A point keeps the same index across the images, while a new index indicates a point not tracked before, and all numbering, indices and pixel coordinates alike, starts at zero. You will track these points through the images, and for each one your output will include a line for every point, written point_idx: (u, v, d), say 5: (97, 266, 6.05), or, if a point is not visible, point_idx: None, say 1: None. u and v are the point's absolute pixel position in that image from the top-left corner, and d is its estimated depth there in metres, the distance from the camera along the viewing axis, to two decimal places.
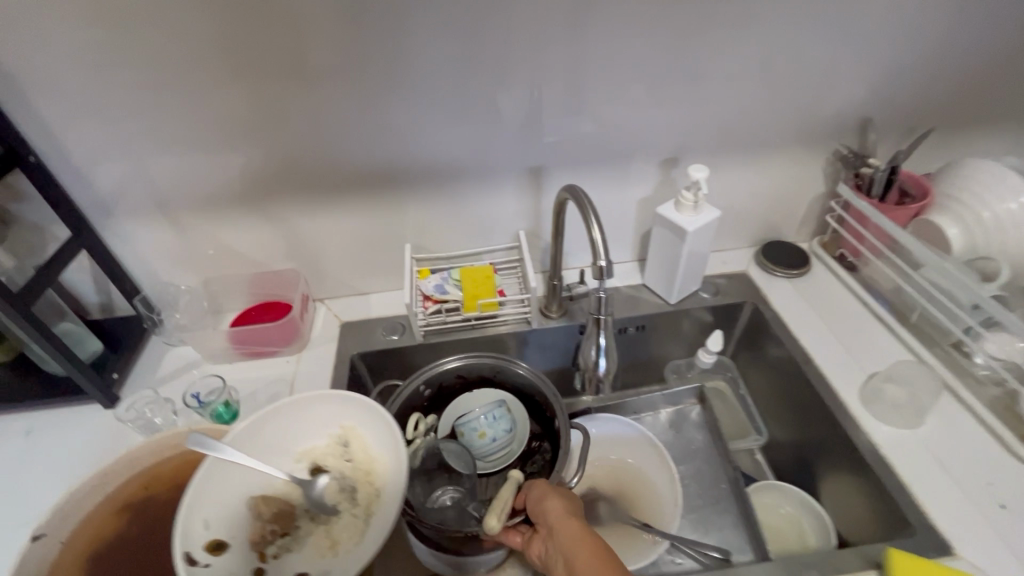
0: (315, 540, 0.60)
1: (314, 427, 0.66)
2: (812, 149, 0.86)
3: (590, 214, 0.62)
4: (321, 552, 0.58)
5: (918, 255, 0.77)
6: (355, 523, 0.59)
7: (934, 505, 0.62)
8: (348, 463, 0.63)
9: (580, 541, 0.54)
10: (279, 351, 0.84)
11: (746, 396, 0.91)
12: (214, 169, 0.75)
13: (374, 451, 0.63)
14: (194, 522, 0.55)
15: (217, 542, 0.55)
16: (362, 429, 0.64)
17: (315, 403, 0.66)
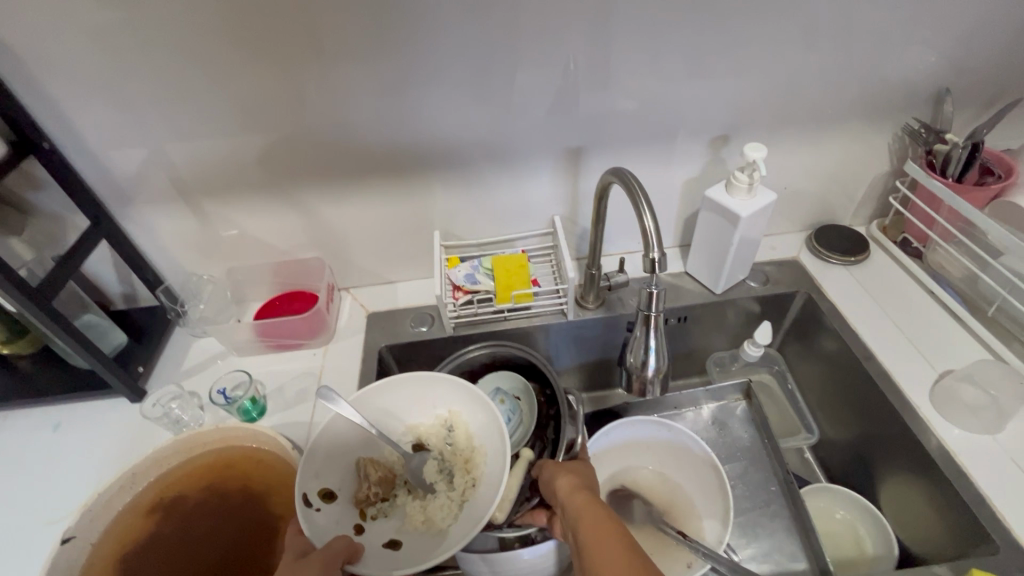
0: (407, 512, 0.61)
1: (422, 403, 0.69)
2: (878, 123, 0.78)
3: (642, 202, 0.56)
4: (410, 526, 0.60)
5: (1000, 242, 0.69)
6: (448, 504, 0.60)
7: (1019, 521, 0.57)
8: (448, 444, 0.66)
9: (592, 517, 0.50)
10: (305, 344, 0.81)
11: (795, 391, 0.86)
12: (234, 153, 0.71)
13: (476, 438, 0.65)
14: (309, 470, 0.59)
15: (328, 491, 0.59)
16: (467, 415, 0.67)
17: (431, 382, 0.68)
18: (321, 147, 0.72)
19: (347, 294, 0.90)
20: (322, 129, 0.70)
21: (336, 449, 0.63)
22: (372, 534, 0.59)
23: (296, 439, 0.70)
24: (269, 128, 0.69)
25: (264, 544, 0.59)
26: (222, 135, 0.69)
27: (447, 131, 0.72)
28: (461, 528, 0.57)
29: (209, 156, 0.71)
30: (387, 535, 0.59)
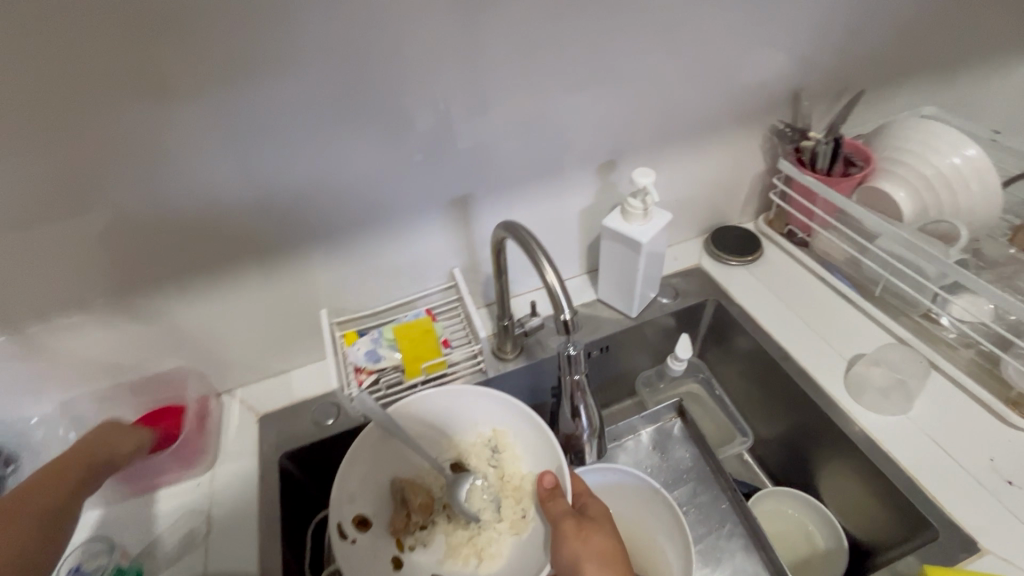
0: (450, 536, 0.65)
1: (462, 418, 0.69)
2: (748, 127, 0.81)
3: (540, 260, 0.51)
4: (452, 553, 0.64)
5: (873, 227, 0.73)
6: (495, 537, 0.64)
7: (945, 496, 0.59)
8: (493, 467, 0.68)
9: None
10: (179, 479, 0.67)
11: (723, 396, 0.86)
12: (42, 268, 0.57)
13: (525, 465, 0.67)
14: (343, 498, 0.61)
15: (362, 518, 0.62)
16: (514, 439, 0.68)
17: (477, 400, 0.68)
18: (161, 241, 0.59)
19: (230, 398, 0.76)
20: (157, 222, 0.58)
21: (374, 465, 0.65)
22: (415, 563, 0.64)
23: None
24: (86, 233, 0.56)
25: None
26: (20, 251, 0.54)
27: (314, 201, 0.63)
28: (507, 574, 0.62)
29: (7, 279, 0.56)
30: (429, 565, 0.64)
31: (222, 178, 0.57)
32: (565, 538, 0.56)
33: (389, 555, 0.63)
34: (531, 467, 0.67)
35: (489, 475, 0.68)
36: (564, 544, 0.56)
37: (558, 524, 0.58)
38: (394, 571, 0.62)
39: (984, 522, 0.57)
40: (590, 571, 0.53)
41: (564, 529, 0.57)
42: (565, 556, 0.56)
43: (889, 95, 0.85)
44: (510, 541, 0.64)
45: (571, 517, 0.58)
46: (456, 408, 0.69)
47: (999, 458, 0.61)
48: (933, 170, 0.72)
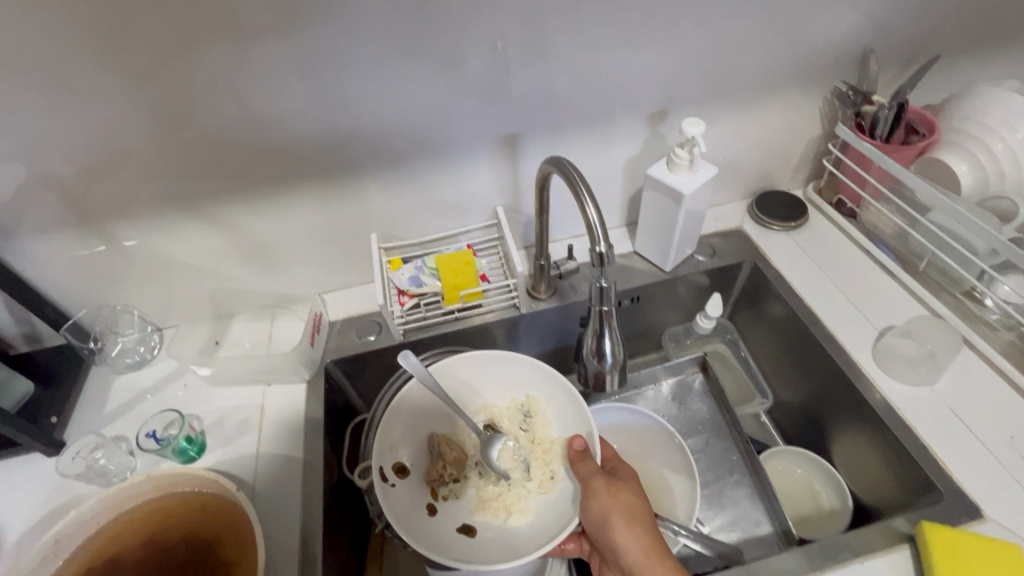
0: (481, 494, 0.64)
1: (496, 382, 0.70)
2: (809, 88, 0.78)
3: (582, 196, 0.53)
4: (483, 510, 0.63)
5: (927, 199, 0.71)
6: (524, 495, 0.63)
7: (957, 466, 0.60)
8: (524, 429, 0.67)
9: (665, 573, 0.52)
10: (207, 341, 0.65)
11: (748, 358, 0.88)
12: (133, 169, 0.63)
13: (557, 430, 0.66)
14: (384, 444, 0.63)
15: (400, 467, 0.63)
16: (546, 405, 0.68)
17: (512, 363, 0.70)
18: (233, 153, 0.65)
19: (284, 309, 0.83)
20: (232, 135, 0.63)
21: (414, 419, 0.67)
22: (445, 513, 0.63)
23: (243, 474, 0.65)
24: (171, 139, 0.62)
25: None
26: (115, 150, 0.61)
27: (372, 128, 0.67)
28: (538, 531, 0.59)
29: (103, 176, 0.63)
30: (458, 518, 0.62)
31: (291, 97, 0.61)
32: (592, 496, 0.57)
33: (422, 502, 0.62)
34: (563, 432, 0.66)
35: (520, 436, 0.67)
36: (591, 501, 0.57)
37: (585, 482, 0.58)
38: (427, 518, 0.61)
39: (992, 494, 0.58)
40: (619, 528, 0.54)
41: (591, 487, 0.57)
42: (593, 512, 0.56)
43: (968, 64, 0.80)
44: (541, 500, 0.62)
45: (598, 474, 0.58)
46: (493, 370, 0.70)
47: (1020, 436, 0.61)
48: (1001, 144, 0.69)
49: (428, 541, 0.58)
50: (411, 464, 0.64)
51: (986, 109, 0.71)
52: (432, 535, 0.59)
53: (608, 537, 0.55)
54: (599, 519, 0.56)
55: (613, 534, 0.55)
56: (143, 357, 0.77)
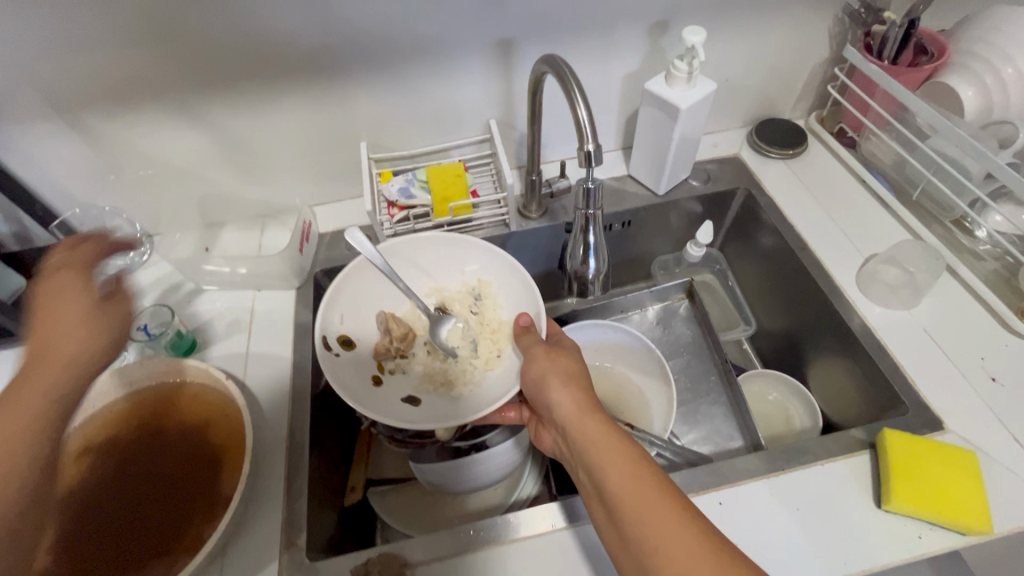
0: (427, 369, 0.65)
1: (448, 267, 0.70)
2: (820, 5, 0.75)
3: (573, 93, 0.52)
4: (429, 383, 0.64)
5: (929, 124, 0.70)
6: (471, 370, 0.64)
7: (925, 383, 0.62)
8: (472, 311, 0.68)
9: (593, 421, 0.50)
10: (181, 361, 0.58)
11: (734, 287, 0.89)
12: (112, 56, 0.61)
13: (504, 311, 0.67)
14: (332, 313, 0.63)
15: (347, 339, 0.63)
16: (496, 288, 0.69)
17: (463, 248, 0.70)
18: (217, 44, 0.62)
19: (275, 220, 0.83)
20: (215, 23, 0.61)
21: (364, 297, 0.66)
22: (391, 384, 0.63)
23: (233, 369, 0.67)
24: (151, 24, 0.59)
25: (203, 473, 0.57)
26: (94, 33, 0.59)
27: (360, 23, 0.64)
28: (482, 400, 0.61)
29: (82, 61, 0.61)
30: (405, 390, 0.63)
31: None
32: (530, 362, 0.58)
33: (369, 373, 0.63)
34: (511, 313, 0.67)
35: (469, 317, 0.68)
36: (528, 367, 0.58)
37: (527, 350, 0.59)
38: (375, 388, 0.62)
39: (956, 409, 0.59)
40: (553, 384, 0.54)
41: (530, 355, 0.58)
42: (530, 377, 0.57)
43: None
44: (484, 372, 0.64)
45: (537, 344, 0.59)
46: (447, 252, 0.70)
47: (990, 358, 0.62)
48: (1012, 68, 0.67)
49: (372, 404, 0.59)
50: (360, 338, 0.65)
51: (1000, 30, 0.68)
52: (377, 400, 0.60)
53: (542, 394, 0.55)
54: (535, 381, 0.56)
55: (547, 392, 0.55)
56: (133, 261, 0.77)
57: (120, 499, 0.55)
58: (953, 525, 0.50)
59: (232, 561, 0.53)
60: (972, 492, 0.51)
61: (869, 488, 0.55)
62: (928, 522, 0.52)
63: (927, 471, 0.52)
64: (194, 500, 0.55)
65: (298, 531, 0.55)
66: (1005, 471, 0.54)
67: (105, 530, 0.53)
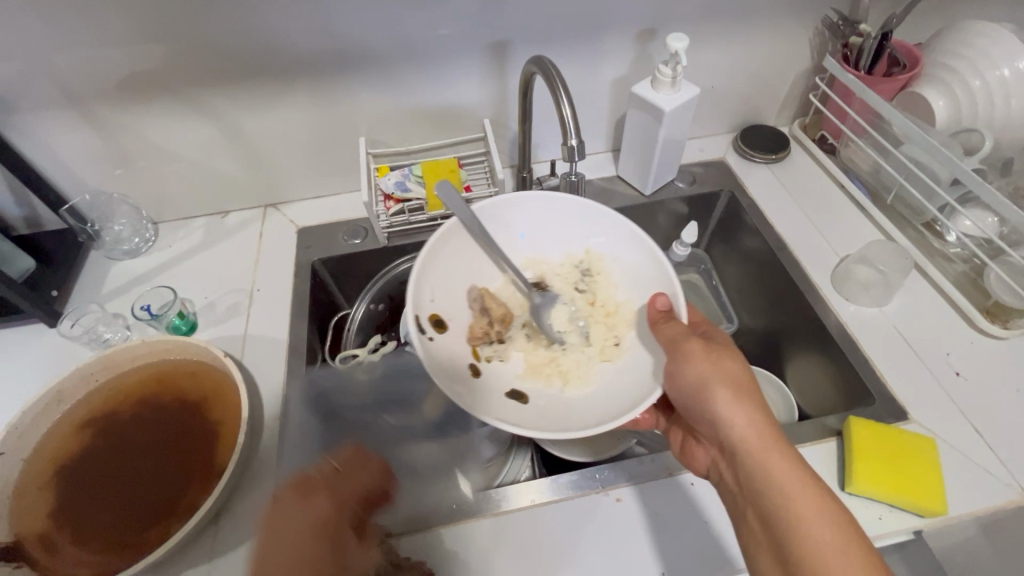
0: (529, 354, 0.63)
1: (550, 240, 0.68)
2: (801, 17, 0.79)
3: (558, 91, 0.55)
4: (535, 367, 0.61)
5: (903, 131, 0.73)
6: (583, 359, 0.61)
7: (893, 375, 0.64)
8: (580, 293, 0.66)
9: (778, 464, 0.48)
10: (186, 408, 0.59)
11: (718, 286, 0.92)
12: (126, 48, 0.64)
13: (620, 295, 0.64)
14: (425, 291, 0.59)
15: (439, 321, 0.59)
16: (608, 264, 0.66)
17: (573, 215, 0.67)
18: (225, 40, 0.66)
19: (276, 211, 0.86)
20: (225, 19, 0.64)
21: (457, 270, 0.63)
22: (488, 371, 0.61)
23: (231, 351, 0.70)
24: (163, 20, 0.63)
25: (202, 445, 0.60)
26: (109, 27, 0.62)
27: (362, 23, 0.68)
28: (600, 396, 0.57)
29: (98, 54, 0.64)
30: (508, 377, 0.61)
31: None
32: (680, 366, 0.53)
33: (467, 363, 0.59)
34: (627, 294, 0.64)
35: (575, 296, 0.66)
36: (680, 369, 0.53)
37: (674, 346, 0.54)
38: (472, 377, 0.59)
39: (922, 402, 0.62)
40: (721, 399, 0.51)
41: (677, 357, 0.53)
42: (683, 380, 0.53)
43: None
44: (602, 361, 0.60)
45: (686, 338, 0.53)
46: (549, 225, 0.67)
47: (955, 354, 0.65)
48: (980, 80, 0.69)
49: (471, 395, 0.56)
50: (451, 318, 0.61)
51: (969, 42, 0.71)
52: (479, 391, 0.57)
53: (704, 403, 0.52)
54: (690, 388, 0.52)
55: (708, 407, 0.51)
56: (137, 246, 0.81)
57: (121, 470, 0.58)
58: (909, 508, 0.53)
59: (225, 530, 0.55)
60: (910, 471, 0.54)
61: (834, 472, 0.57)
62: (888, 504, 0.54)
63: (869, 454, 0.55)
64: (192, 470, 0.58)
65: None
66: (965, 459, 0.57)
67: (110, 498, 0.55)
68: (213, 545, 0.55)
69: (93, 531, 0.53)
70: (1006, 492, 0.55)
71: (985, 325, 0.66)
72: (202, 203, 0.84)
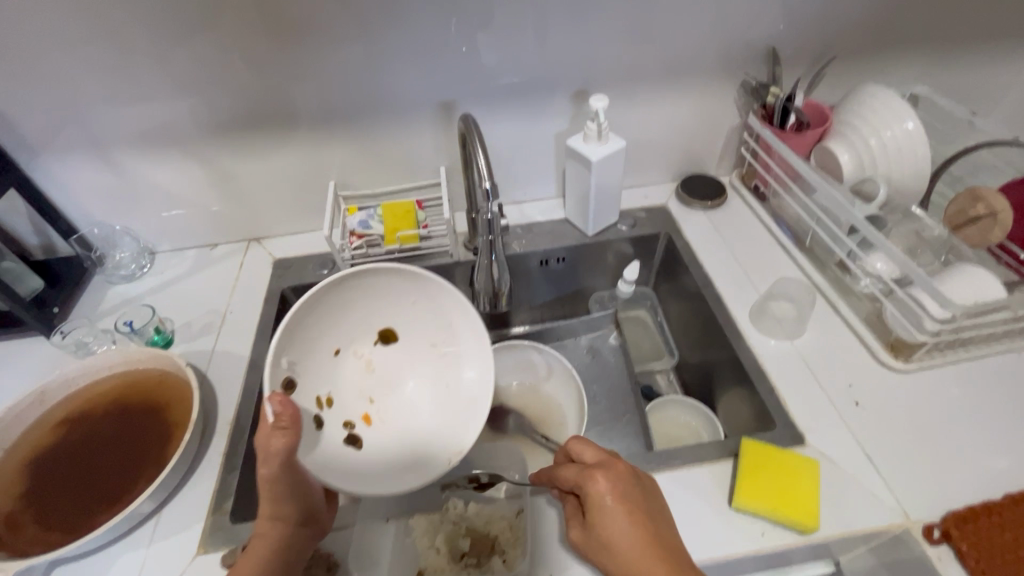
0: (353, 386, 0.68)
1: (411, 294, 0.68)
2: (722, 80, 0.88)
3: (476, 146, 0.67)
4: (359, 403, 0.67)
5: (812, 182, 0.80)
6: (404, 418, 0.67)
7: (794, 400, 0.69)
8: (421, 338, 0.70)
9: None
10: (164, 403, 0.70)
11: (664, 322, 0.98)
12: (131, 103, 0.77)
13: (453, 354, 0.68)
14: (281, 359, 0.60)
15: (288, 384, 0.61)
16: (444, 330, 0.69)
17: (426, 282, 0.66)
18: (215, 99, 0.79)
19: (259, 244, 0.97)
20: (215, 80, 0.77)
21: (315, 320, 0.64)
22: (336, 424, 0.64)
23: (199, 364, 0.78)
24: (162, 81, 0.76)
25: (157, 443, 0.68)
26: (118, 87, 0.75)
27: (331, 85, 0.80)
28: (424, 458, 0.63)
29: (111, 108, 0.77)
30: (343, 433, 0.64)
31: (262, 53, 0.75)
32: (602, 496, 0.49)
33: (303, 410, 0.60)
34: (460, 359, 0.68)
35: (417, 345, 0.70)
36: (599, 492, 0.49)
37: (591, 473, 0.51)
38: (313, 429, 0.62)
39: (819, 426, 0.65)
40: (646, 523, 0.48)
41: (606, 494, 0.49)
42: (645, 555, 0.46)
43: (871, 66, 0.89)
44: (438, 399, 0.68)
45: (609, 462, 0.52)
46: (413, 286, 0.67)
47: (857, 385, 0.69)
48: (875, 138, 0.77)
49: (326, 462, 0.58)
50: (303, 377, 0.63)
51: (865, 103, 0.79)
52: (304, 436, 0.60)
53: (640, 544, 0.46)
54: (663, 575, 0.44)
55: None
56: (133, 272, 0.92)
57: (84, 465, 0.65)
58: (790, 523, 0.57)
59: (167, 517, 0.62)
60: (805, 493, 0.58)
61: (725, 490, 0.61)
62: (771, 521, 0.58)
63: (767, 478, 0.59)
64: (145, 466, 0.66)
65: (225, 498, 0.63)
66: (850, 483, 0.60)
67: (70, 488, 0.63)
68: (154, 531, 0.61)
69: (53, 512, 0.61)
70: (888, 513, 0.57)
71: (887, 360, 0.70)
72: (193, 235, 0.95)
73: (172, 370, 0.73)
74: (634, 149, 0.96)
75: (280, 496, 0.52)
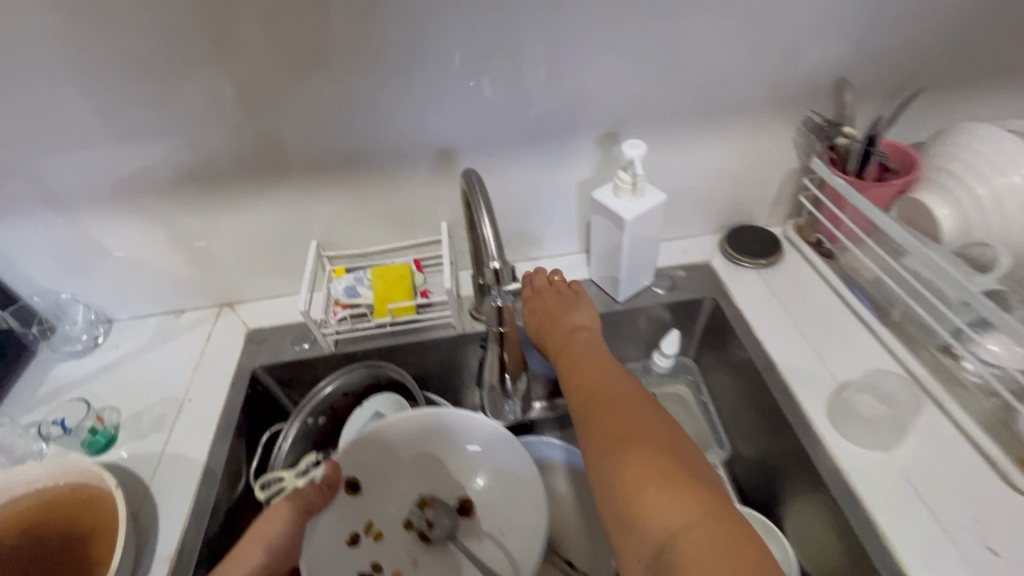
0: (404, 534, 0.64)
1: (499, 452, 0.66)
2: (778, 118, 0.73)
3: (480, 212, 0.56)
4: (401, 556, 0.63)
5: (900, 243, 0.65)
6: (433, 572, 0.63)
7: (903, 543, 0.52)
8: (491, 517, 0.65)
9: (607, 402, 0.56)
10: (88, 535, 0.56)
11: (708, 403, 0.80)
12: (72, 158, 0.64)
13: (514, 535, 0.63)
14: (348, 458, 0.63)
15: (352, 484, 0.63)
16: (512, 510, 0.64)
17: (512, 446, 0.65)
18: (172, 151, 0.66)
19: (231, 310, 0.84)
20: (172, 128, 0.64)
21: (388, 447, 0.66)
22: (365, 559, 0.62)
23: (142, 472, 0.64)
24: (108, 132, 0.63)
25: None
26: (54, 139, 0.62)
27: (310, 132, 0.67)
28: None
29: (48, 164, 0.64)
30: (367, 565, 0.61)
31: (227, 97, 0.62)
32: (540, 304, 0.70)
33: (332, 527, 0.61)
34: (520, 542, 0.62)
35: (489, 518, 0.65)
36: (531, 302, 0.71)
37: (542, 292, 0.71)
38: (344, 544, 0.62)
39: None
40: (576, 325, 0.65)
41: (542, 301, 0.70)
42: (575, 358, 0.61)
43: (960, 99, 0.74)
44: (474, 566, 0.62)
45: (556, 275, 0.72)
46: (503, 444, 0.65)
47: (986, 523, 0.52)
48: (985, 187, 0.62)
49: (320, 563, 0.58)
50: (365, 486, 0.64)
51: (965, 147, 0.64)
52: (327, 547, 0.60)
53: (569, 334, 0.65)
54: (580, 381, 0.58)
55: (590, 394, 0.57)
56: (84, 346, 0.79)
57: None
58: None
59: None
60: None
61: None
62: None
63: None
64: None
65: None
66: None
67: None
68: None
69: None
70: None
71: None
72: (156, 302, 0.82)
73: (102, 492, 0.58)
74: (671, 199, 0.81)
75: (279, 556, 0.57)
